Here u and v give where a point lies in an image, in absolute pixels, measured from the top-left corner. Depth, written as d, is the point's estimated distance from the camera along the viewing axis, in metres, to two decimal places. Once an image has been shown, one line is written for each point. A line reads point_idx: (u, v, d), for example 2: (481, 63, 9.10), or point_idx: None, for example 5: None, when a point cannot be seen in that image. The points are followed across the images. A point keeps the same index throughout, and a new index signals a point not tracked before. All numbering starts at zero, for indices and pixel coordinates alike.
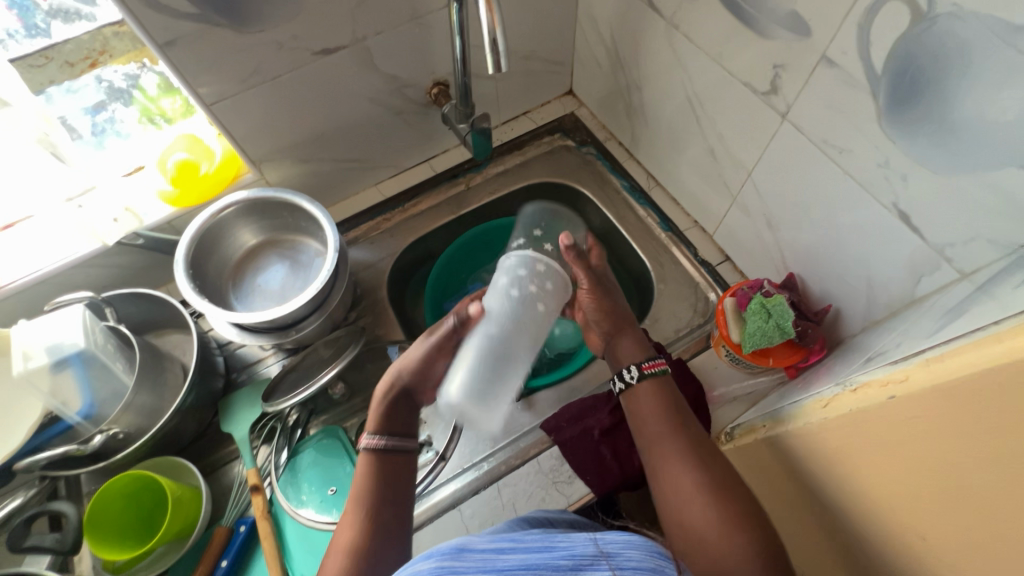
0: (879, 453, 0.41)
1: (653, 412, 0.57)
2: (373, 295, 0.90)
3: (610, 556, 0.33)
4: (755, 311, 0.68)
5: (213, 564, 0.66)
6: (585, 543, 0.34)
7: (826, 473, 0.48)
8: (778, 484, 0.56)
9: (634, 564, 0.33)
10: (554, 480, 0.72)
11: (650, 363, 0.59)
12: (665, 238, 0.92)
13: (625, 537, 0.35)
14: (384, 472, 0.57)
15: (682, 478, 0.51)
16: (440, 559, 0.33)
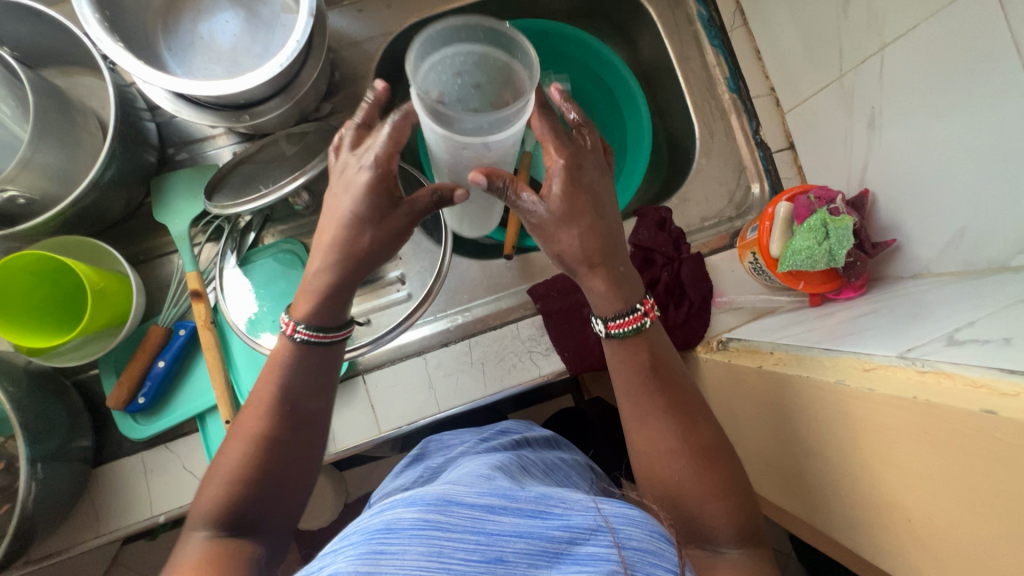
0: (918, 472, 0.38)
1: (631, 362, 0.53)
2: (354, 87, 0.70)
3: (613, 531, 0.36)
4: (812, 229, 0.57)
5: (151, 362, 0.61)
6: (585, 510, 0.37)
7: (839, 452, 0.45)
8: (767, 436, 0.55)
9: (636, 544, 0.36)
10: (530, 349, 0.67)
11: (617, 322, 0.51)
12: (727, 102, 0.74)
13: (628, 511, 0.37)
14: (307, 362, 0.51)
15: (660, 436, 0.51)
16: (424, 510, 0.33)
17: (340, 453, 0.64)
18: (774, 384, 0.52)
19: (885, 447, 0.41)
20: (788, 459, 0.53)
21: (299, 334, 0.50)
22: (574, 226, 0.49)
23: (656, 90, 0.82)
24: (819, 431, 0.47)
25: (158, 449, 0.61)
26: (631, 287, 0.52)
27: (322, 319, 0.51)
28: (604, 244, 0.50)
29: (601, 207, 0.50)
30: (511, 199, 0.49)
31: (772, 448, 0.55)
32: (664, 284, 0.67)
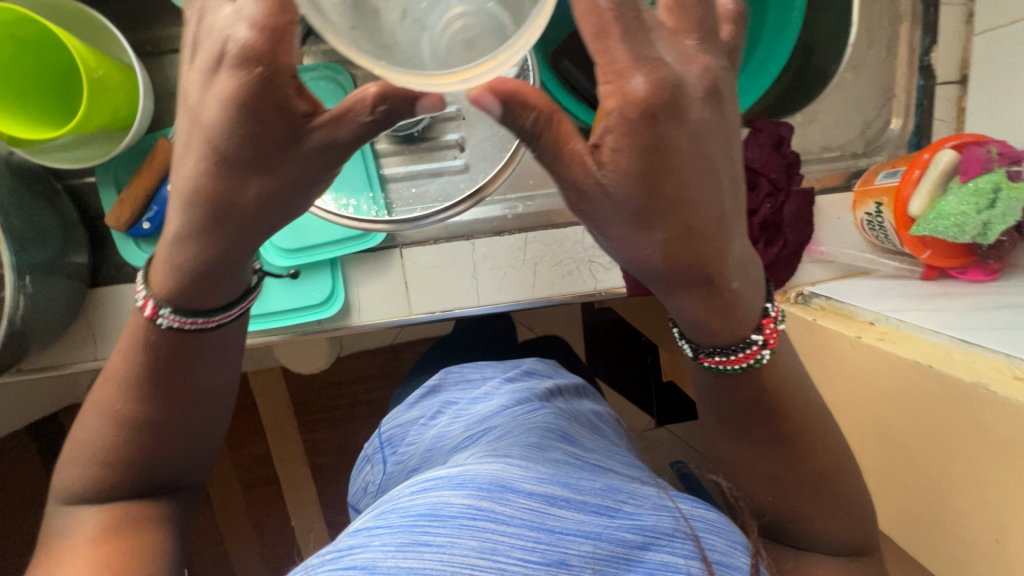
0: None
1: (720, 386, 0.41)
2: None
3: (696, 535, 0.38)
4: (976, 190, 0.47)
5: (159, 184, 0.51)
6: (655, 516, 0.38)
7: (938, 452, 0.42)
8: (853, 411, 0.50)
9: (719, 554, 0.38)
10: (591, 259, 0.59)
11: (713, 359, 0.38)
12: (904, 2, 0.58)
13: (709, 519, 0.39)
14: (175, 348, 0.41)
15: (746, 455, 0.43)
16: (476, 500, 0.36)
17: (365, 327, 0.58)
18: (871, 362, 0.47)
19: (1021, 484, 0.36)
20: (883, 460, 0.47)
21: (162, 320, 0.40)
22: (662, 219, 0.30)
23: None
24: (929, 447, 0.42)
25: None
26: (729, 312, 0.35)
27: (186, 302, 0.39)
28: (700, 252, 0.31)
29: (704, 189, 0.30)
30: (551, 152, 0.29)
31: (860, 431, 0.49)
32: (762, 218, 0.57)
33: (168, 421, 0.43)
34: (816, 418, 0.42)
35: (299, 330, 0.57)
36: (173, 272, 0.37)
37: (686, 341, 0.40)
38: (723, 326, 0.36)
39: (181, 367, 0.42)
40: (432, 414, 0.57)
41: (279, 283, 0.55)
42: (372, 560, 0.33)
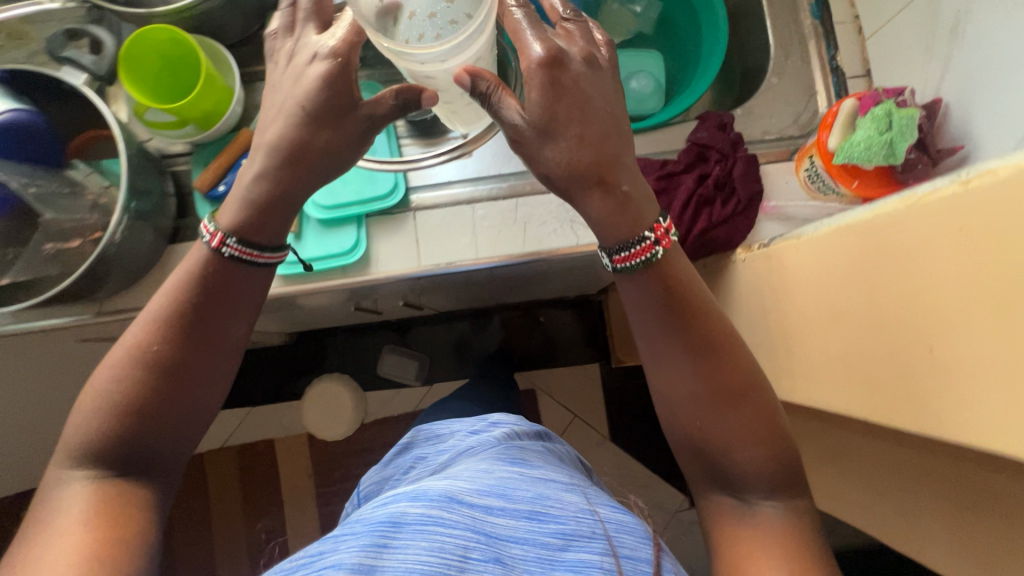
0: (946, 287, 0.38)
1: (644, 294, 0.53)
2: None
3: (613, 537, 0.46)
4: (875, 118, 0.57)
5: (237, 159, 0.68)
6: (576, 521, 0.46)
7: (872, 300, 0.46)
8: (813, 310, 0.55)
9: (629, 550, 0.46)
10: (572, 219, 0.69)
11: (622, 258, 0.52)
12: (808, 27, 0.75)
13: (621, 524, 0.48)
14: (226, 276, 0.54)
15: (679, 377, 0.55)
16: (427, 507, 0.42)
17: (380, 276, 0.69)
18: (811, 255, 0.53)
19: (907, 267, 0.42)
20: (843, 351, 0.51)
21: (225, 248, 0.54)
22: (564, 134, 0.48)
23: (741, 19, 0.83)
24: (866, 308, 0.47)
25: None
26: (636, 214, 0.51)
27: (248, 232, 0.54)
28: (592, 158, 0.49)
29: (587, 114, 0.49)
30: (495, 106, 0.49)
31: (825, 331, 0.53)
32: (714, 178, 0.68)
33: (188, 366, 0.53)
34: (721, 330, 0.54)
35: (326, 276, 0.68)
36: (245, 206, 0.54)
37: (604, 254, 0.53)
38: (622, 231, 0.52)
39: (206, 317, 0.54)
40: (406, 469, 0.64)
41: (314, 233, 0.68)
42: (338, 562, 0.38)
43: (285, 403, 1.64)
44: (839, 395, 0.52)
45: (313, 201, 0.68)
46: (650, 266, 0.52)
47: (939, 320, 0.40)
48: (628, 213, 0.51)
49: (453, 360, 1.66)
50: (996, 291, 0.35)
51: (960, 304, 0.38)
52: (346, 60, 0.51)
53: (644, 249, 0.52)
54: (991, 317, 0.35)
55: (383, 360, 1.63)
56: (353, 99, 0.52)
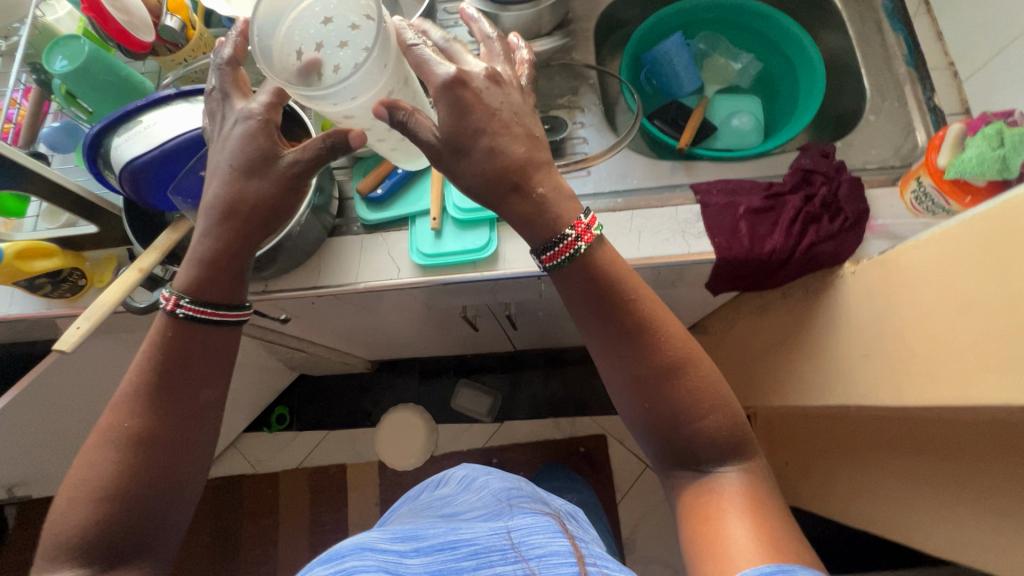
0: None
1: (576, 285, 0.61)
2: (581, 23, 0.90)
3: (520, 548, 0.51)
4: (985, 137, 0.62)
5: (393, 168, 0.80)
6: (483, 545, 0.51)
7: (973, 289, 0.52)
8: (916, 308, 0.60)
9: (538, 549, 0.51)
10: (684, 230, 0.75)
11: (550, 255, 0.59)
12: (903, 74, 0.82)
13: (529, 531, 0.53)
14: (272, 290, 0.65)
15: (618, 362, 0.63)
16: (332, 563, 0.47)
17: (506, 272, 0.76)
18: (915, 256, 0.60)
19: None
20: (976, 337, 0.52)
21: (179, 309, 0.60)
22: (474, 149, 0.55)
23: (835, 70, 0.92)
24: (998, 290, 0.49)
25: (374, 236, 0.80)
26: (554, 217, 0.58)
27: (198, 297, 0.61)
28: (508, 167, 0.56)
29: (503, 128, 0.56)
30: (412, 127, 0.56)
31: (926, 325, 0.59)
32: (821, 198, 0.74)
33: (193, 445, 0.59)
34: (656, 315, 0.61)
35: (457, 269, 0.77)
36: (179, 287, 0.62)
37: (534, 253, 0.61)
38: (540, 239, 0.60)
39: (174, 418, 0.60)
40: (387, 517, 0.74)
41: (451, 232, 0.78)
42: None
43: (360, 429, 1.70)
44: (975, 385, 0.53)
45: (454, 204, 0.78)
46: (576, 260, 0.59)
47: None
48: (547, 217, 0.58)
49: (525, 400, 1.68)
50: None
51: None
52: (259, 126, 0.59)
53: (569, 244, 0.59)
54: None
55: (458, 394, 1.68)
56: (270, 153, 0.59)
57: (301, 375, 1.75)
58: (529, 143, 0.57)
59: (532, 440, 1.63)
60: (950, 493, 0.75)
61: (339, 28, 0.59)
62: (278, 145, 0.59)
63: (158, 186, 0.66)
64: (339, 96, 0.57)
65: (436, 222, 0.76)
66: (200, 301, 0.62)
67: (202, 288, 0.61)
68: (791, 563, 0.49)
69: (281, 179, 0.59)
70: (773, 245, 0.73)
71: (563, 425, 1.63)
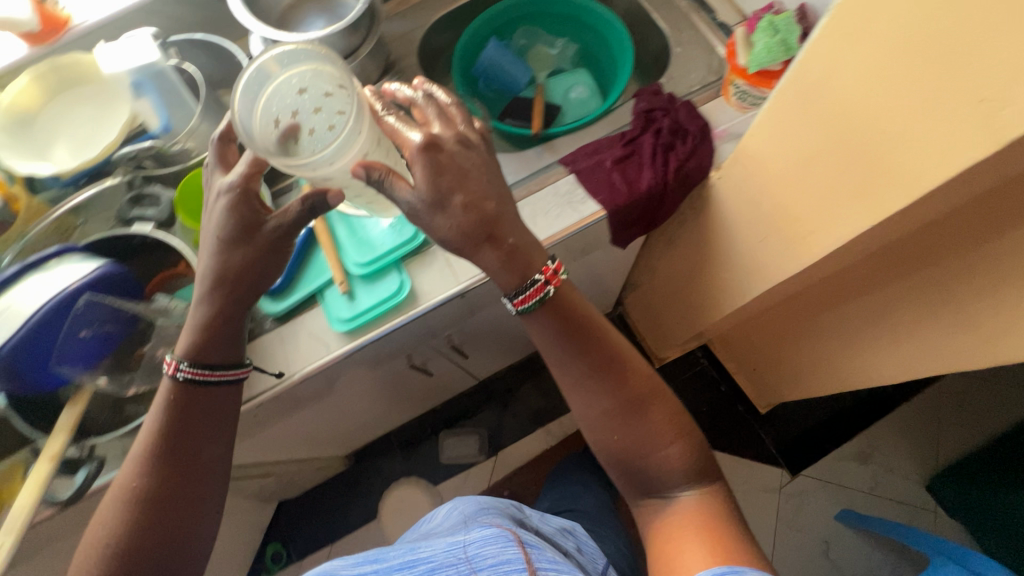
0: (859, 94, 0.51)
1: (544, 330, 0.69)
2: (405, 63, 0.95)
3: (471, 558, 0.58)
4: (764, 30, 0.72)
5: None
6: (440, 557, 0.59)
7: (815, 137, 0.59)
8: (778, 176, 0.68)
9: (485, 559, 0.58)
10: (569, 201, 0.81)
11: (521, 301, 0.65)
12: (687, 6, 0.93)
13: (481, 543, 0.60)
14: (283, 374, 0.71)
15: (594, 397, 0.71)
16: None
17: (430, 303, 0.78)
18: (760, 132, 0.67)
19: (844, 92, 0.52)
20: (834, 176, 0.59)
21: (180, 371, 0.64)
22: (450, 203, 0.61)
23: (634, 24, 1.02)
24: (833, 145, 0.57)
25: (291, 324, 0.78)
26: (522, 262, 0.65)
27: (197, 355, 0.65)
28: (479, 221, 0.62)
29: (474, 179, 0.62)
30: (388, 187, 0.61)
31: (791, 185, 0.66)
32: (667, 128, 0.81)
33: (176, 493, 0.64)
34: (618, 356, 0.71)
35: (385, 320, 0.77)
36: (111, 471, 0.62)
37: (507, 299, 0.67)
38: (515, 276, 0.65)
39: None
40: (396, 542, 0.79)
41: (364, 289, 0.77)
42: None
43: (363, 529, 1.60)
44: (856, 213, 0.59)
45: (354, 261, 0.78)
46: (544, 303, 0.67)
47: (886, 112, 0.50)
48: (518, 262, 0.65)
49: (509, 423, 1.67)
50: (911, 49, 0.44)
51: (888, 87, 0.48)
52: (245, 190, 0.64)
53: (539, 289, 0.66)
54: (895, 93, 0.48)
55: (444, 446, 1.65)
56: (259, 219, 0.65)
57: (280, 504, 1.63)
58: (499, 199, 0.64)
59: (533, 457, 1.62)
60: (889, 319, 0.86)
61: (316, 94, 0.64)
62: (260, 214, 0.65)
63: (41, 364, 0.61)
64: (317, 162, 0.59)
65: (345, 286, 0.76)
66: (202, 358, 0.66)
67: (200, 351, 0.66)
68: (744, 566, 0.59)
69: (263, 245, 0.65)
70: (648, 182, 0.79)
71: (555, 430, 1.64)
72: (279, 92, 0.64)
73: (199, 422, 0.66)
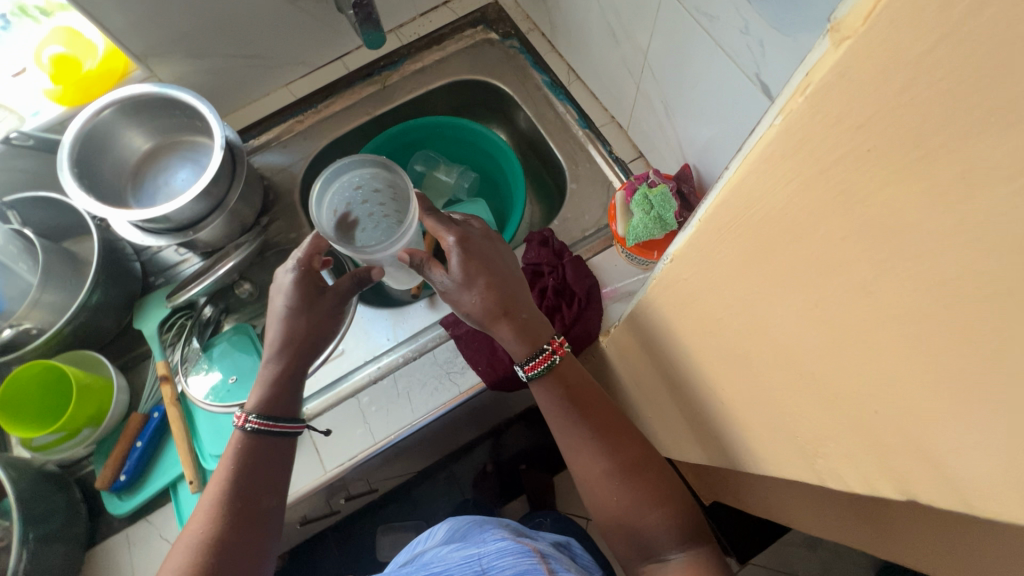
0: (690, 359, 0.44)
1: (550, 396, 0.63)
2: (286, 200, 0.89)
3: (486, 570, 0.49)
4: (639, 203, 0.67)
5: (129, 445, 0.72)
6: (463, 565, 0.50)
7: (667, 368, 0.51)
8: (645, 382, 0.60)
9: (504, 571, 0.48)
10: (448, 370, 0.75)
11: (532, 366, 0.61)
12: (583, 135, 0.88)
13: (500, 549, 0.50)
14: (264, 448, 0.60)
15: (591, 461, 0.61)
16: None
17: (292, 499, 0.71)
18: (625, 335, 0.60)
19: (723, 374, 0.40)
20: (687, 411, 0.52)
21: (249, 423, 0.59)
22: (474, 285, 0.61)
23: (535, 145, 0.97)
24: (682, 388, 0.49)
25: (140, 522, 0.71)
26: (534, 332, 0.63)
27: (266, 409, 0.60)
28: (503, 299, 0.62)
29: (498, 266, 0.64)
30: (428, 273, 0.63)
31: (659, 395, 0.58)
32: (551, 289, 0.76)
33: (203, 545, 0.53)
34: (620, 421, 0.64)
35: None
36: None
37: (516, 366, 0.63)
38: (528, 347, 0.62)
39: None
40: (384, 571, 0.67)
41: None
42: None
43: None
44: (709, 454, 0.52)
45: (209, 453, 0.71)
46: (552, 371, 0.62)
47: (719, 387, 0.41)
48: (532, 332, 0.63)
49: None
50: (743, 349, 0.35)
51: (710, 369, 0.41)
52: (309, 265, 0.65)
53: (545, 357, 0.62)
54: (719, 378, 0.40)
55: None
56: (319, 286, 0.66)
57: None
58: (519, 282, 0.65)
59: None
60: None
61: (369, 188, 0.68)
62: (320, 284, 0.66)
63: None
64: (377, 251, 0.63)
65: (195, 484, 0.69)
66: (267, 411, 0.61)
67: (268, 405, 0.61)
68: None
69: (326, 310, 0.65)
70: None
71: None
72: (338, 188, 0.66)
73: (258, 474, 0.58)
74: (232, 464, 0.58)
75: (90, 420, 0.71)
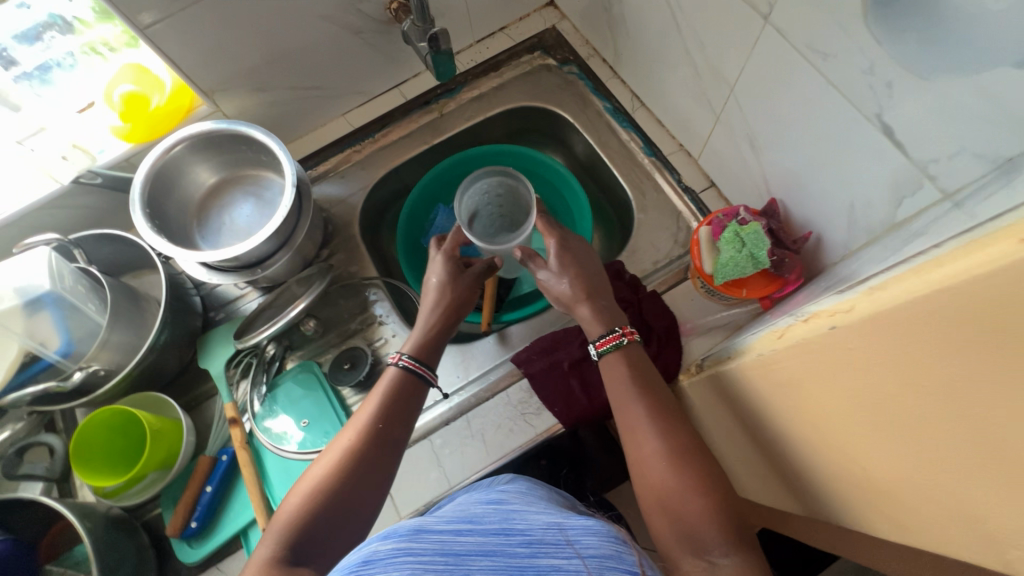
0: (813, 427, 0.42)
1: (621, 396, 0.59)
2: (346, 232, 0.88)
3: (572, 543, 0.37)
4: (728, 241, 0.65)
5: (199, 492, 0.70)
6: (542, 529, 0.38)
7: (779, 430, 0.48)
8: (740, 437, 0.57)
9: (594, 551, 0.37)
10: (522, 412, 0.73)
11: (603, 340, 0.61)
12: (649, 164, 0.86)
13: (586, 525, 0.39)
14: (406, 386, 0.62)
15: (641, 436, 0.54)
16: (399, 541, 0.34)
17: None
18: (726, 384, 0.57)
19: (863, 453, 0.37)
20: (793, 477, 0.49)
21: (402, 359, 0.63)
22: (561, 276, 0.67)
23: (595, 172, 0.95)
24: (794, 454, 0.47)
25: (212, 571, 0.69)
26: (611, 315, 0.64)
27: (419, 352, 0.65)
28: (591, 286, 0.66)
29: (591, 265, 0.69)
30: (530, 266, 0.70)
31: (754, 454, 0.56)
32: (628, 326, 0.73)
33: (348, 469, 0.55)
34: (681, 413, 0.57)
35: None
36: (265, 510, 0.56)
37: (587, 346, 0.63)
38: (603, 324, 0.63)
39: None
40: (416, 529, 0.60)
41: None
42: None
43: None
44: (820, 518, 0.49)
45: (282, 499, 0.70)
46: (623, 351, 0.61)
47: (846, 462, 0.39)
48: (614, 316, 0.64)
49: None
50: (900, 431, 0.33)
51: (839, 442, 0.39)
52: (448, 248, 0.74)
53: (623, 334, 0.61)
54: (846, 451, 0.38)
55: None
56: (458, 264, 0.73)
57: None
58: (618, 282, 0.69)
59: None
60: None
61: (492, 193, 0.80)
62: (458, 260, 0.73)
63: None
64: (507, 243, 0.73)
65: None
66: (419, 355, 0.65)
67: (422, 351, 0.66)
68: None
69: (469, 283, 0.71)
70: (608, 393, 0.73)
71: None
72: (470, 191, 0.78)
73: (399, 413, 0.60)
74: (383, 396, 0.61)
75: (161, 464, 0.69)
